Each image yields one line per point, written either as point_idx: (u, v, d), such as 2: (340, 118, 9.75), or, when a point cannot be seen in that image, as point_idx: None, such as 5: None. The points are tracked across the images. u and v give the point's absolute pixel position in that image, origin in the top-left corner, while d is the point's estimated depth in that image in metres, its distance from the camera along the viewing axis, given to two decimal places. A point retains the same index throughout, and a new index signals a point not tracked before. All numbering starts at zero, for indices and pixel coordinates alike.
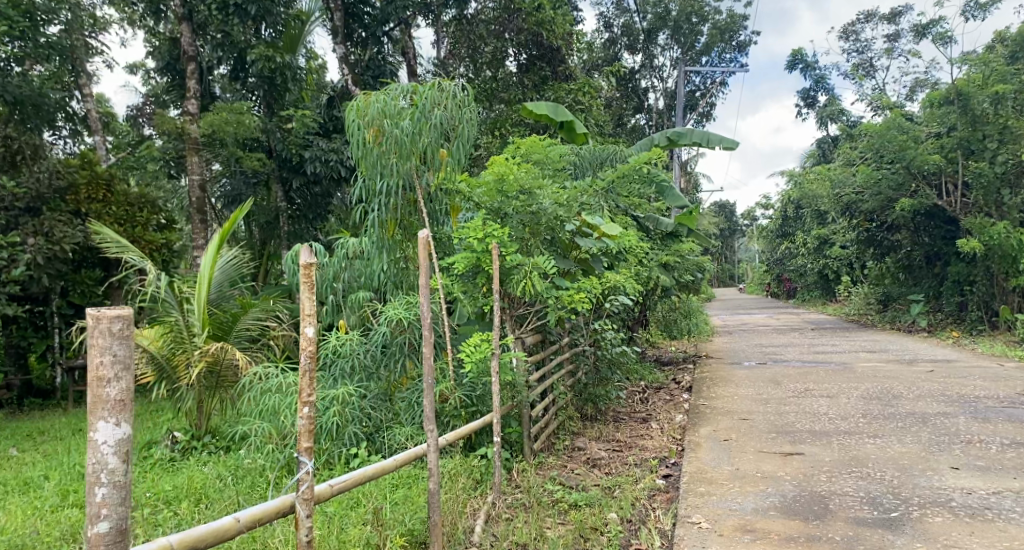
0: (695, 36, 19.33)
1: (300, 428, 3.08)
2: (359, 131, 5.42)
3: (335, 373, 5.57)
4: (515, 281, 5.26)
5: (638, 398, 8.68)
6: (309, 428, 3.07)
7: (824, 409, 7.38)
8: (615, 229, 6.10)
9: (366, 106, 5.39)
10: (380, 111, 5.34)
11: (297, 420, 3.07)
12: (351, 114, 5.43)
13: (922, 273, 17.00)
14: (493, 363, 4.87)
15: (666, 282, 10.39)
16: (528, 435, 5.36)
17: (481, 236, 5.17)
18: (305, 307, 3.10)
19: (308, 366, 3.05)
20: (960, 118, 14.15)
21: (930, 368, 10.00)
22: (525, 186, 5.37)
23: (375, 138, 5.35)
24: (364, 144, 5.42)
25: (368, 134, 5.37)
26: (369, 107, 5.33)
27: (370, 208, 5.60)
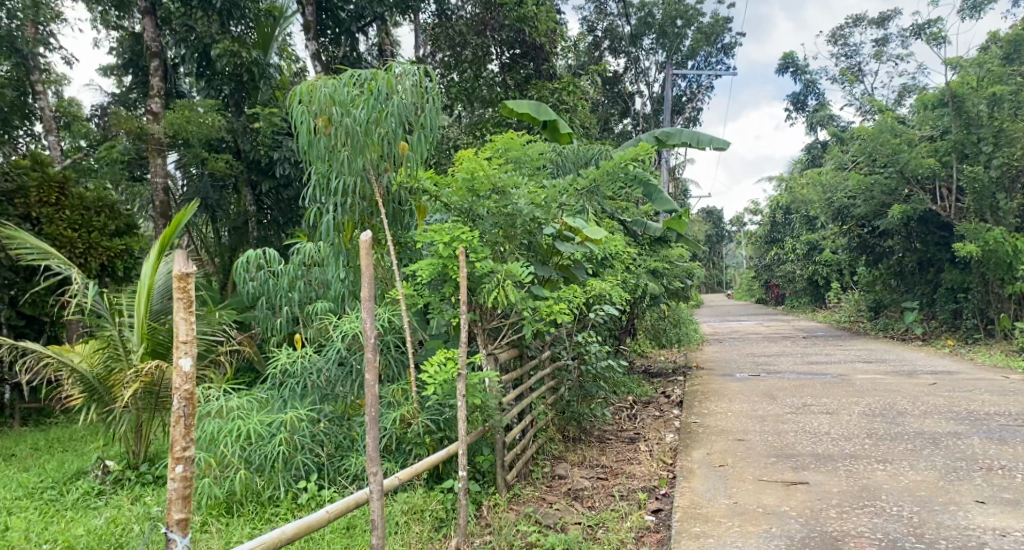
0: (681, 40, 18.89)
1: (174, 494, 2.90)
2: (306, 120, 4.85)
3: (284, 396, 4.95)
4: (487, 291, 4.75)
5: (625, 414, 8.13)
6: (180, 495, 2.90)
7: (825, 428, 6.86)
8: (599, 232, 5.58)
9: (312, 92, 4.82)
10: (329, 97, 4.76)
11: (170, 483, 2.89)
12: (296, 101, 4.87)
13: (916, 279, 16.55)
14: (459, 385, 4.29)
15: (655, 290, 9.87)
16: (501, 465, 4.79)
17: (448, 241, 4.65)
18: (185, 334, 2.91)
19: (181, 412, 2.87)
20: (955, 121, 13.75)
21: (932, 380, 9.49)
22: (499, 184, 4.87)
23: (324, 128, 4.79)
24: (311, 135, 4.85)
25: (317, 124, 4.82)
26: (316, 92, 4.76)
27: (323, 207, 5.04)
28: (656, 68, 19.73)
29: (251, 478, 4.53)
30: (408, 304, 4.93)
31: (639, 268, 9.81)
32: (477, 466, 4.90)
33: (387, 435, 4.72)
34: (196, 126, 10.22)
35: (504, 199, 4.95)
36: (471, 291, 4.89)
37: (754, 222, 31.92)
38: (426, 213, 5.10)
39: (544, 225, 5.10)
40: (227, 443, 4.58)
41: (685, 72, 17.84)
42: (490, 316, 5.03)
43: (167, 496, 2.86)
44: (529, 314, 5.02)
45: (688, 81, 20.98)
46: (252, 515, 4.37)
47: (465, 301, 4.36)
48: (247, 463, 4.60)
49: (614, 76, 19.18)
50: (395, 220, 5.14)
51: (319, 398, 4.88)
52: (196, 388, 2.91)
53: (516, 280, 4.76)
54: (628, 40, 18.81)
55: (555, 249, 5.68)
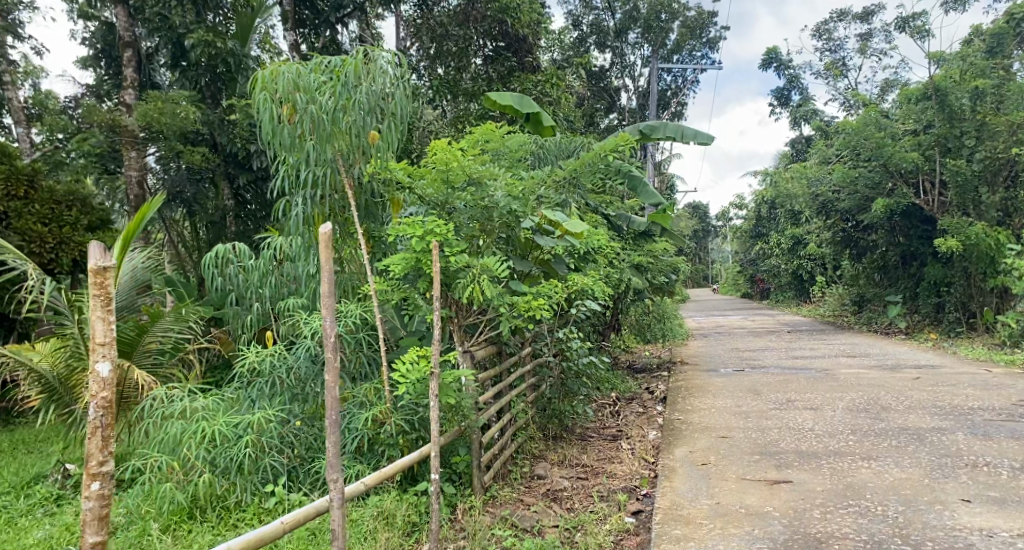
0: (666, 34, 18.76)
1: (88, 514, 2.68)
2: (270, 108, 4.66)
3: (253, 396, 4.78)
4: (462, 287, 4.58)
5: (608, 411, 8.01)
6: (96, 516, 2.68)
7: (809, 424, 6.76)
8: (580, 225, 5.45)
9: (275, 79, 4.64)
10: (293, 83, 4.57)
11: (83, 503, 2.67)
12: (258, 88, 4.68)
13: (899, 273, 16.56)
14: (431, 384, 4.12)
15: (639, 284, 9.75)
16: (476, 465, 4.64)
17: (422, 234, 4.49)
18: (104, 335, 2.70)
19: (96, 421, 2.65)
20: (938, 115, 13.70)
21: (916, 374, 9.44)
22: (475, 174, 4.71)
23: (288, 116, 4.61)
24: (275, 124, 4.66)
25: (281, 112, 4.64)
26: (280, 78, 4.58)
27: (291, 200, 4.85)
28: (642, 62, 19.59)
29: (216, 482, 4.37)
30: (382, 300, 4.77)
31: (622, 262, 9.68)
32: (453, 467, 4.76)
33: (358, 436, 4.56)
34: (169, 117, 9.96)
35: (480, 191, 4.80)
36: (446, 287, 4.74)
37: (738, 216, 31.93)
38: (400, 206, 4.94)
39: (523, 218, 4.95)
40: (191, 446, 4.42)
41: (670, 67, 17.71)
42: (467, 312, 4.88)
43: (81, 519, 2.65)
44: (506, 313, 4.85)
45: (672, 75, 20.87)
46: (216, 521, 4.21)
47: (438, 299, 4.19)
48: (212, 466, 4.44)
49: (599, 70, 19.02)
50: (367, 212, 4.97)
51: (289, 398, 4.72)
52: (114, 395, 2.69)
53: (492, 276, 4.61)
54: (613, 33, 18.65)
55: (535, 243, 5.54)
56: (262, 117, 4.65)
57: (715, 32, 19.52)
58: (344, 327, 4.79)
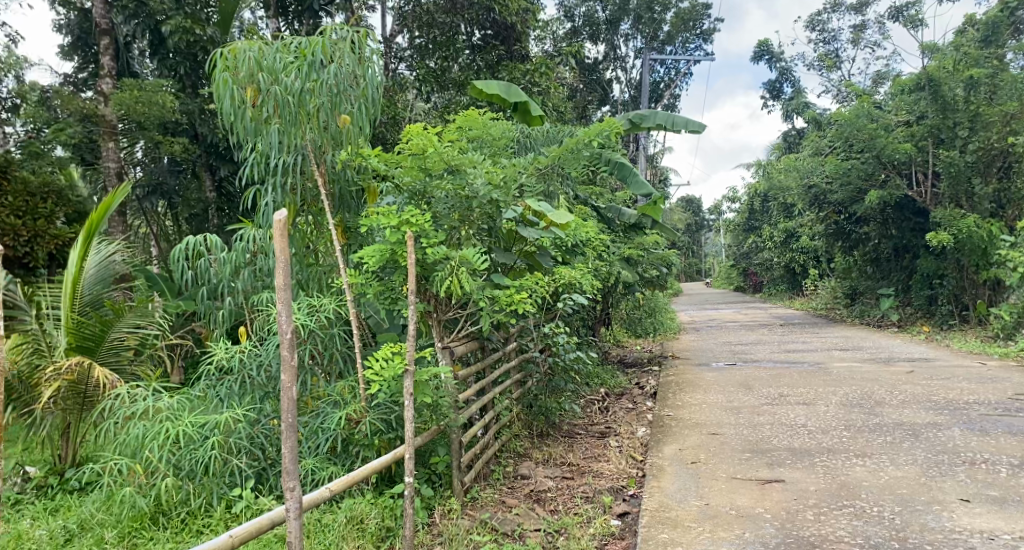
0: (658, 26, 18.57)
1: None
2: (231, 90, 4.41)
3: (221, 395, 4.58)
4: (439, 280, 4.38)
5: (597, 407, 7.83)
6: None
7: (802, 420, 6.58)
8: (565, 215, 5.26)
9: (236, 58, 4.40)
10: (255, 61, 4.35)
11: None
12: (219, 68, 4.44)
13: (892, 266, 16.43)
14: (406, 383, 3.91)
15: (629, 277, 9.57)
16: (455, 466, 4.45)
17: (397, 224, 4.28)
18: None
19: None
20: (931, 105, 13.54)
21: (910, 368, 9.28)
22: (453, 160, 4.51)
23: (252, 99, 4.38)
24: (237, 107, 4.42)
25: (244, 95, 4.41)
26: (241, 57, 4.34)
27: (260, 188, 4.63)
28: (634, 55, 19.42)
29: (179, 485, 4.17)
30: (356, 294, 4.56)
31: (612, 255, 9.49)
32: (432, 467, 4.57)
33: (332, 437, 4.36)
34: (146, 106, 9.69)
35: (458, 178, 4.60)
36: (424, 279, 4.54)
37: (731, 209, 31.80)
38: (376, 194, 4.73)
39: (504, 207, 4.75)
40: (154, 447, 4.23)
41: (662, 58, 17.54)
42: (447, 306, 4.68)
43: None
44: (486, 306, 4.65)
45: (665, 67, 20.69)
46: (180, 526, 4.03)
47: (413, 293, 3.98)
48: (177, 469, 4.24)
49: (591, 63, 18.85)
50: (341, 202, 4.75)
51: (260, 396, 4.52)
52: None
53: (471, 267, 4.41)
54: (605, 26, 18.46)
55: (519, 234, 5.34)
56: (223, 100, 4.41)
57: (707, 24, 19.36)
58: (318, 322, 4.58)
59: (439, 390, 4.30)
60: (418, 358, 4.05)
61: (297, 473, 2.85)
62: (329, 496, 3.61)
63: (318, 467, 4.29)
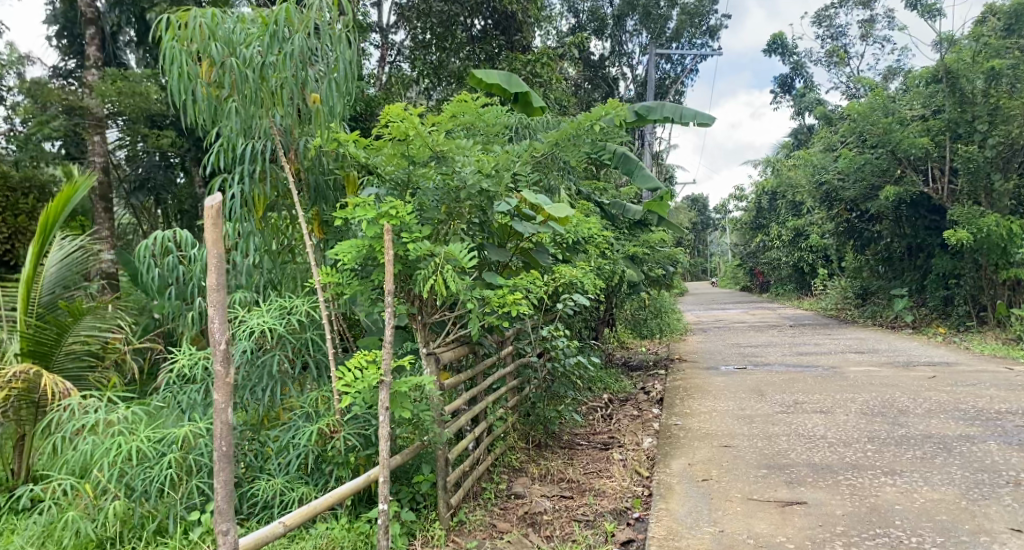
0: (665, 21, 18.12)
1: None
2: (182, 62, 3.92)
3: (183, 405, 4.09)
4: (422, 279, 3.92)
5: (599, 415, 7.38)
6: None
7: (821, 431, 6.12)
8: (565, 209, 4.84)
9: (186, 25, 3.90)
10: (208, 30, 3.86)
11: None
12: (167, 37, 3.93)
13: (905, 265, 15.93)
14: (381, 395, 3.43)
15: (633, 276, 9.13)
16: (441, 485, 4.03)
17: (375, 216, 3.83)
18: None
19: None
20: (948, 98, 13.03)
21: (931, 373, 8.79)
22: (438, 145, 4.06)
23: (206, 75, 3.92)
24: (188, 84, 3.95)
25: (197, 70, 3.93)
26: (192, 24, 3.85)
27: (224, 178, 4.17)
28: (639, 52, 18.97)
29: (132, 508, 3.71)
30: (330, 295, 4.10)
31: (616, 253, 9.04)
32: (417, 486, 4.15)
33: (302, 453, 3.90)
34: (129, 97, 9.24)
35: (445, 166, 4.15)
36: (406, 278, 4.09)
37: (738, 208, 31.28)
38: (354, 184, 4.27)
39: (497, 199, 4.30)
40: (103, 465, 3.76)
41: (669, 53, 17.07)
42: (434, 308, 4.24)
43: None
44: (476, 308, 4.18)
45: (671, 63, 20.23)
46: None
47: (390, 293, 3.52)
48: (129, 490, 3.77)
49: (597, 60, 18.39)
50: (317, 194, 4.29)
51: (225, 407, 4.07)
52: None
53: (459, 266, 3.96)
54: (612, 21, 18.00)
55: (513, 229, 4.89)
56: (173, 77, 3.95)
57: (715, 20, 18.90)
58: (290, 326, 4.12)
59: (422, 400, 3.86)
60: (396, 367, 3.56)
61: (232, 513, 2.54)
62: (283, 530, 3.16)
63: (289, 487, 3.86)
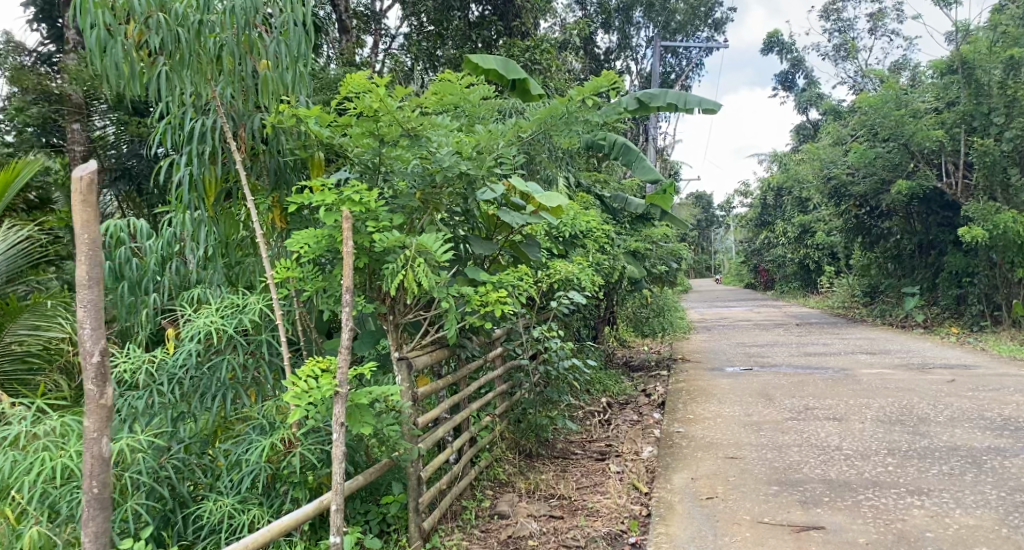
0: (672, 14, 17.64)
1: None
2: (101, 17, 3.33)
3: (122, 414, 3.55)
4: (389, 274, 3.45)
5: (597, 420, 6.92)
6: None
7: (835, 441, 5.65)
8: (558, 199, 4.41)
9: None
10: None
11: None
12: None
13: (916, 263, 15.42)
14: (337, 409, 2.94)
15: (635, 273, 8.69)
16: (411, 507, 3.60)
17: (336, 202, 3.39)
18: None
19: None
20: (964, 90, 12.50)
21: (949, 377, 8.28)
22: (409, 121, 3.60)
23: (135, 38, 3.41)
24: (109, 46, 3.37)
25: (121, 27, 3.37)
26: None
27: (171, 160, 3.70)
28: (644, 44, 18.57)
29: (52, 536, 3.19)
30: (287, 292, 3.64)
31: (616, 248, 8.58)
32: (386, 507, 3.74)
33: (254, 471, 3.39)
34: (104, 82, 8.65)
35: (418, 146, 3.69)
36: (372, 273, 3.64)
37: (743, 204, 30.72)
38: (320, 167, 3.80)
39: (477, 183, 3.85)
40: (24, 485, 3.28)
41: (674, 45, 16.59)
42: (406, 308, 3.79)
43: None
44: (454, 307, 3.74)
45: (677, 57, 19.77)
46: None
47: (348, 291, 3.05)
48: (54, 514, 3.30)
49: (602, 53, 17.91)
50: (278, 178, 3.84)
51: (170, 417, 3.57)
52: None
53: (433, 260, 3.50)
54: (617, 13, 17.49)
55: (499, 220, 4.46)
56: (90, 36, 3.37)
57: (720, 12, 18.40)
58: (242, 327, 3.67)
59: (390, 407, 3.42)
60: (354, 376, 3.08)
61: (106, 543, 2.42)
62: None
63: (240, 507, 3.36)
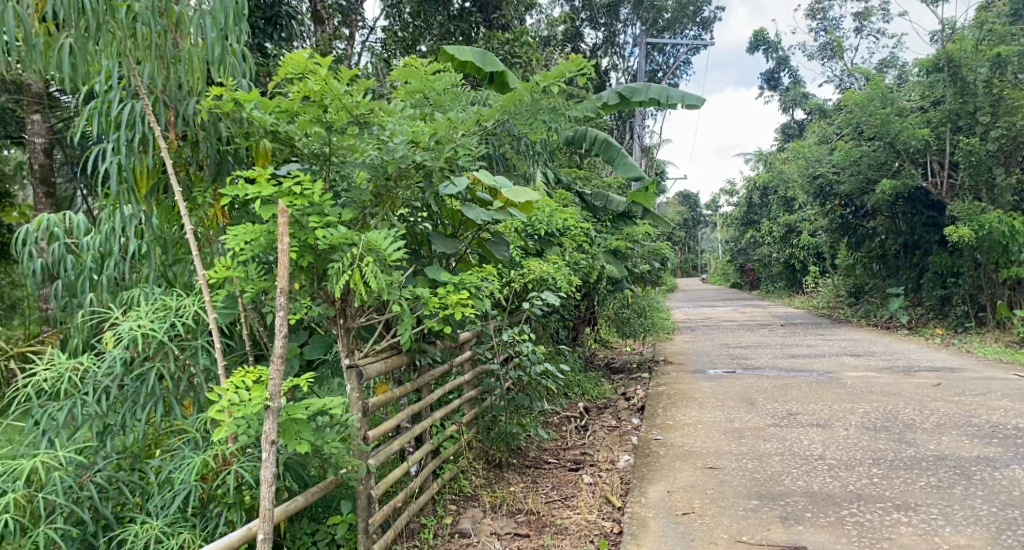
0: (659, 11, 17.40)
1: None
2: None
3: (41, 425, 3.21)
4: (335, 276, 3.15)
5: (573, 426, 6.65)
6: None
7: (819, 449, 5.41)
8: (527, 195, 4.16)
9: None
10: None
11: None
12: None
13: (900, 263, 15.26)
14: (269, 426, 2.64)
15: (616, 273, 8.42)
16: (360, 529, 3.35)
17: (274, 196, 3.09)
18: None
19: None
20: (949, 88, 12.32)
21: (936, 380, 8.06)
22: (357, 106, 3.34)
23: (36, 6, 3.21)
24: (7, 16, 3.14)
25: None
26: None
27: (98, 148, 3.40)
28: (632, 43, 18.31)
29: None
30: (225, 293, 3.34)
31: (594, 246, 8.32)
32: (335, 527, 3.46)
33: (186, 492, 3.10)
34: None
35: (367, 135, 3.43)
36: (316, 276, 3.36)
37: (729, 203, 30.56)
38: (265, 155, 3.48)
39: (435, 176, 3.59)
40: None
41: (661, 43, 16.36)
42: (358, 311, 3.52)
43: None
44: (408, 311, 3.48)
45: (664, 55, 19.59)
46: None
47: (282, 294, 2.75)
48: None
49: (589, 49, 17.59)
50: (219, 169, 3.54)
51: (96, 430, 3.25)
52: None
53: (382, 259, 3.21)
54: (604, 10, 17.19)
55: (464, 216, 4.18)
56: None
57: (707, 11, 18.27)
58: (175, 331, 3.37)
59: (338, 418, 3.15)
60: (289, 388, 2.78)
61: None
62: None
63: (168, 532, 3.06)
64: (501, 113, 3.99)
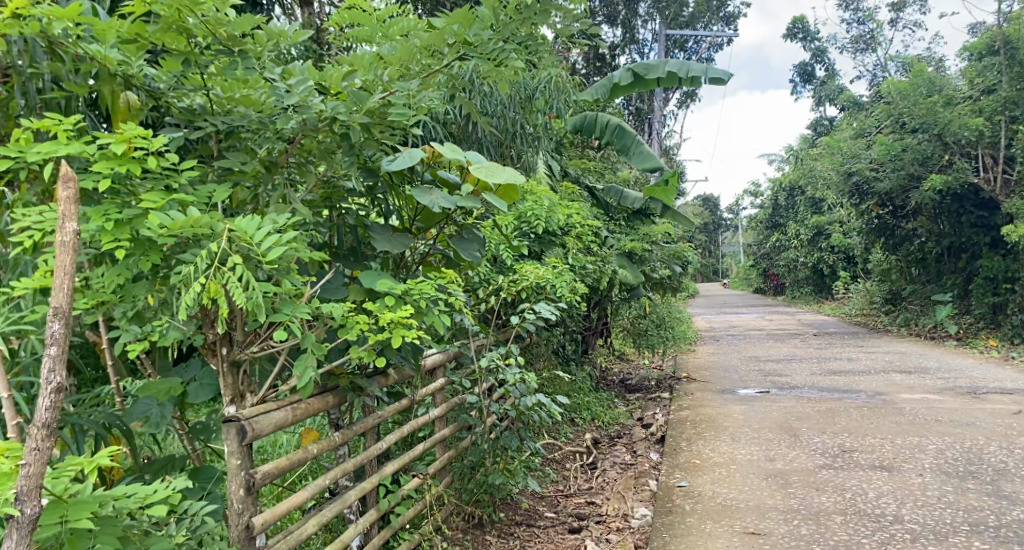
0: (682, 6, 16.40)
1: None
2: None
3: None
4: (182, 286, 2.07)
5: (578, 462, 5.51)
6: None
7: (892, 505, 4.19)
8: (513, 178, 2.94)
9: None
10: None
11: None
12: None
13: (945, 267, 13.94)
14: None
15: (632, 278, 7.19)
16: None
17: (92, 158, 2.01)
18: None
19: None
20: (1005, 73, 10.90)
21: (1014, 407, 6.76)
22: (224, 24, 2.31)
23: None
24: None
25: None
26: None
27: None
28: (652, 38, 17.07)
29: None
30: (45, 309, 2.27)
31: (604, 247, 7.20)
32: None
33: None
34: None
35: (247, 71, 2.42)
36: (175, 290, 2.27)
37: (753, 205, 29.10)
38: (129, 109, 2.39)
39: (355, 137, 2.50)
40: None
41: (683, 35, 15.14)
42: (249, 338, 2.44)
43: None
44: (312, 339, 2.39)
45: (686, 52, 18.52)
46: None
47: (57, 320, 1.63)
48: None
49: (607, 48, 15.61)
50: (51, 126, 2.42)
51: None
52: None
53: (256, 259, 2.12)
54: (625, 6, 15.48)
55: (420, 204, 3.05)
56: None
57: (734, 6, 17.35)
58: None
59: (185, 507, 2.07)
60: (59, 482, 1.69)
61: None
62: None
63: None
64: (449, 38, 2.70)
